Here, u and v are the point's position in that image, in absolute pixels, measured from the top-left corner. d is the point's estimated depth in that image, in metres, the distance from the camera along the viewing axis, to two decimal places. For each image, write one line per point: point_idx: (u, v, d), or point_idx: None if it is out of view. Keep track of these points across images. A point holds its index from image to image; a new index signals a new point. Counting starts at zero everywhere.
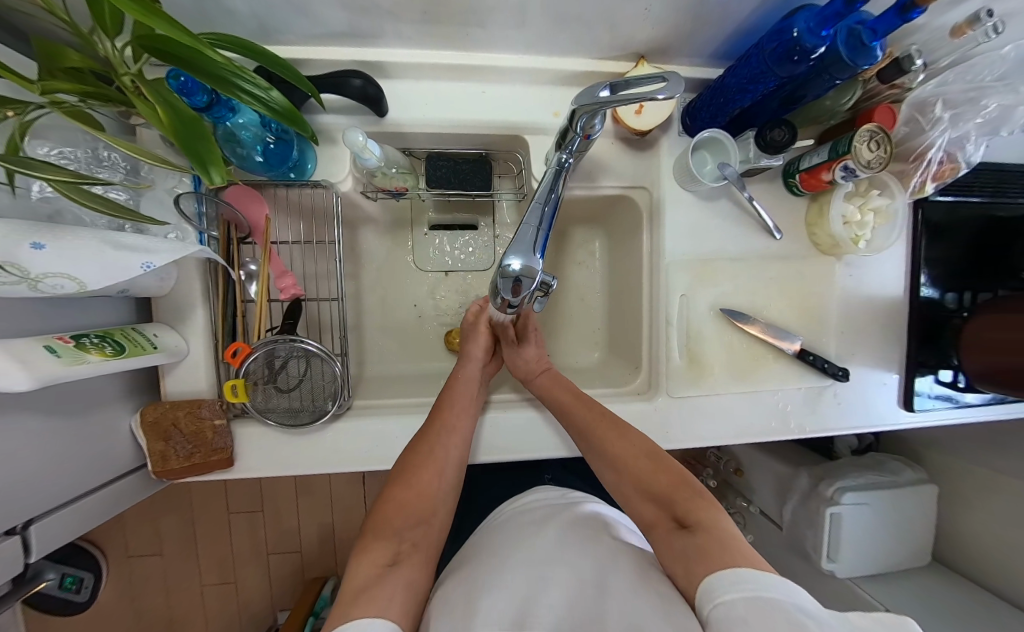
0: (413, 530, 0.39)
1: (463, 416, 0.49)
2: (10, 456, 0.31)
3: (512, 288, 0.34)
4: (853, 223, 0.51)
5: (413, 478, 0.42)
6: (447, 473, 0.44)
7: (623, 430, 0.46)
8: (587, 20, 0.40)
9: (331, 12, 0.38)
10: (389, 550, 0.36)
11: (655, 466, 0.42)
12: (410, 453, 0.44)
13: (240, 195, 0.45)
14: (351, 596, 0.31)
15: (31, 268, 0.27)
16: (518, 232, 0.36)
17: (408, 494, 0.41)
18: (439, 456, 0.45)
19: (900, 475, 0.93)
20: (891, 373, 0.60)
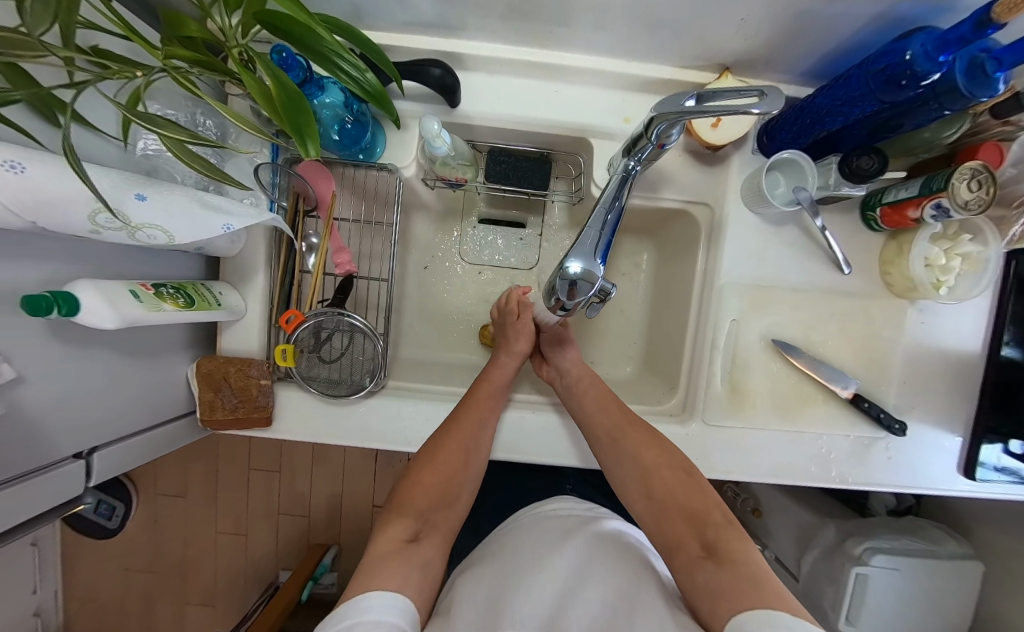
0: (436, 513, 0.40)
1: (495, 411, 0.49)
2: (87, 387, 0.34)
3: (569, 290, 0.34)
4: (937, 267, 0.47)
5: (438, 462, 0.43)
6: (471, 467, 0.45)
7: (657, 447, 0.45)
8: (677, 27, 0.39)
9: (424, 3, 0.39)
10: (411, 527, 0.37)
11: (687, 489, 0.41)
12: (440, 437, 0.45)
13: (312, 170, 0.47)
14: (372, 564, 0.32)
15: (132, 217, 0.29)
16: (581, 235, 0.35)
17: (435, 477, 0.42)
18: (468, 445, 0.45)
19: (941, 546, 0.86)
20: (953, 435, 0.55)
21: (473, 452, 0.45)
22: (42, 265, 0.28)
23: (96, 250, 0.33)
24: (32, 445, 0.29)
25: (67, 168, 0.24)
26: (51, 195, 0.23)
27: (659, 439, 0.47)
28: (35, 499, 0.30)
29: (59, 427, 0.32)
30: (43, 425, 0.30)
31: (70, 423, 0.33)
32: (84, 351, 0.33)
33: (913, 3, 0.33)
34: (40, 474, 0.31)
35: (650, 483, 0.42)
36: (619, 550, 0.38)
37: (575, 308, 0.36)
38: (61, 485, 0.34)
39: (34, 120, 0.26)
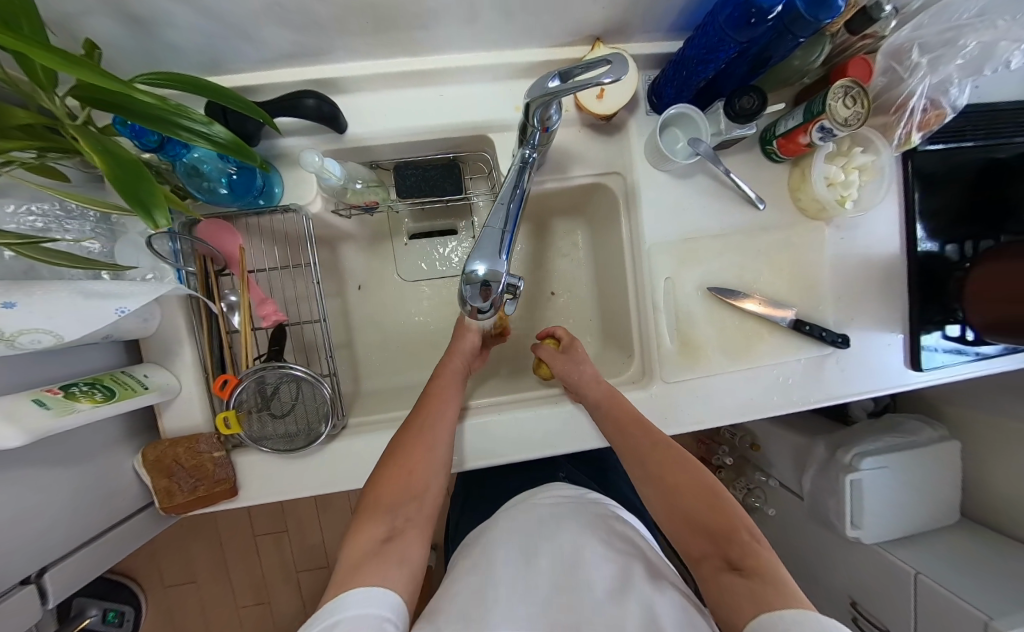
0: (406, 506, 0.39)
1: (450, 399, 0.49)
2: (13, 512, 0.32)
3: (481, 293, 0.33)
4: (838, 183, 0.49)
5: (401, 456, 0.42)
6: (437, 454, 0.44)
7: (677, 454, 0.41)
8: (535, 10, 0.39)
9: (278, 35, 0.38)
10: (384, 526, 0.36)
11: (713, 502, 0.37)
12: (401, 437, 0.44)
13: (213, 229, 0.46)
14: (348, 571, 0.31)
15: (5, 327, 0.27)
16: (484, 235, 0.35)
17: (403, 471, 0.41)
18: (428, 437, 0.44)
19: (920, 434, 0.91)
20: (895, 333, 0.58)
21: (435, 442, 0.44)
22: None
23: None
24: None
25: None
26: None
27: (679, 453, 0.42)
28: None
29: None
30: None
31: (5, 553, 0.31)
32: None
33: None
34: None
35: (673, 495, 0.39)
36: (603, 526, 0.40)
37: (494, 309, 0.36)
38: (13, 617, 0.32)
39: None
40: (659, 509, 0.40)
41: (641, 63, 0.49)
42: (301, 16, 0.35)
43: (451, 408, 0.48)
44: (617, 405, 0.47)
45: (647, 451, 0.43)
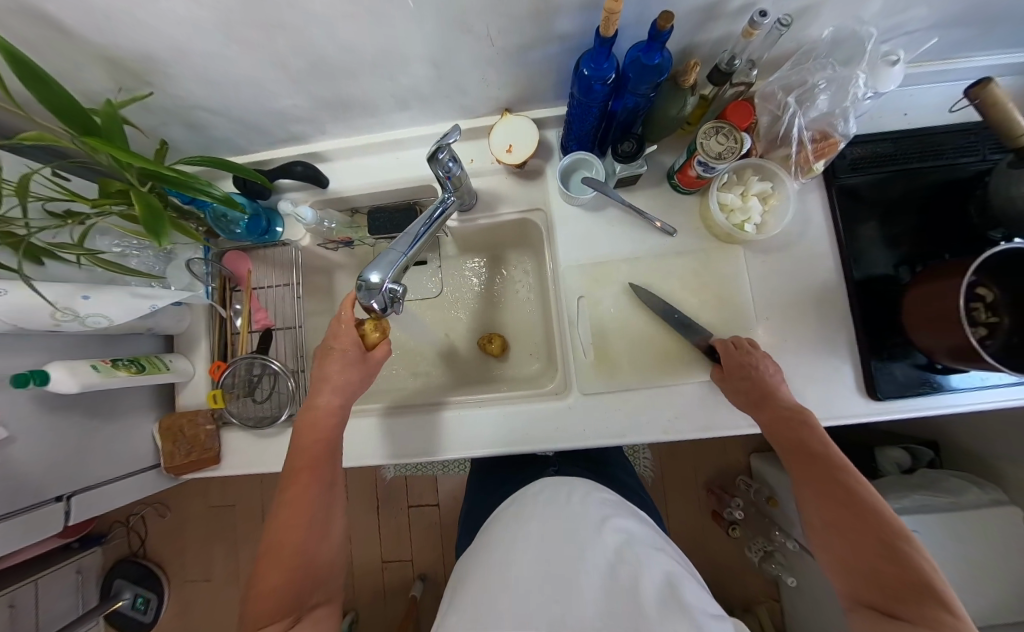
0: (305, 593, 0.38)
1: (335, 467, 0.46)
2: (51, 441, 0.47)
3: (371, 295, 0.42)
4: (735, 210, 0.53)
5: (287, 544, 0.39)
6: (328, 529, 0.43)
7: (831, 472, 0.38)
8: (450, 97, 0.54)
9: (278, 128, 0.57)
10: (290, 625, 0.35)
11: (869, 535, 0.32)
12: (279, 520, 0.40)
13: (233, 257, 0.64)
14: None
15: (80, 310, 0.44)
16: (385, 254, 0.45)
17: (297, 559, 0.38)
18: (314, 513, 0.42)
19: (962, 496, 0.76)
20: (844, 360, 0.55)
21: (322, 522, 0.42)
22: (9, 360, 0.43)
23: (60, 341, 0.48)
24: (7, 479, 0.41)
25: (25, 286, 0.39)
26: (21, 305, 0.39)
27: (833, 481, 0.37)
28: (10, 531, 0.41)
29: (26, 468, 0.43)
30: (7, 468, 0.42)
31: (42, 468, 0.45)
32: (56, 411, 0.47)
33: (582, 37, 0.45)
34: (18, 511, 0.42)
35: (822, 515, 0.36)
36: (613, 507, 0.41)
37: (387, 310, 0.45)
38: (44, 519, 0.45)
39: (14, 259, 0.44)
40: (812, 532, 0.38)
41: (551, 124, 0.61)
42: (287, 115, 0.54)
43: (338, 471, 0.46)
44: (794, 425, 0.42)
45: (817, 467, 0.39)
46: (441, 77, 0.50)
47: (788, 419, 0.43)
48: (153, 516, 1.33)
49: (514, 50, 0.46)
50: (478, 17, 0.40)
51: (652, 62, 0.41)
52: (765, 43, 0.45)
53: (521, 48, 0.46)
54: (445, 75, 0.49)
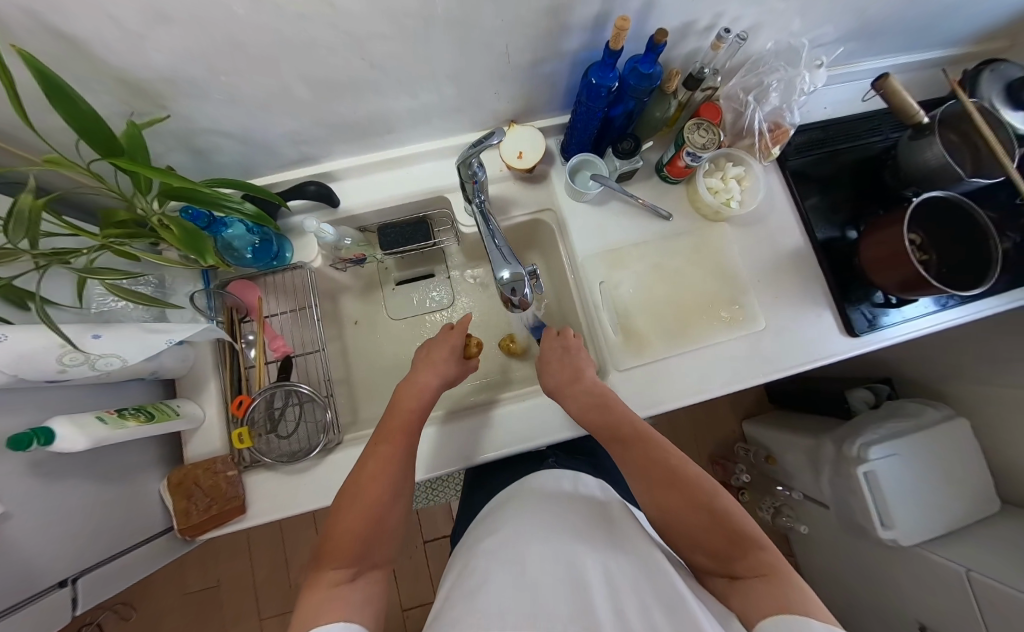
0: (370, 546, 0.37)
1: (415, 439, 0.48)
2: (54, 510, 0.40)
3: (513, 290, 0.52)
4: (721, 191, 0.62)
5: (368, 491, 0.40)
6: (402, 491, 0.42)
7: (639, 449, 0.43)
8: (460, 110, 0.59)
9: (289, 148, 0.57)
10: (348, 568, 0.35)
11: (697, 504, 0.36)
12: (359, 476, 0.42)
13: (239, 286, 0.60)
14: (306, 615, 0.30)
15: (92, 350, 0.40)
16: (492, 256, 0.53)
17: (365, 505, 0.39)
18: (399, 472, 0.43)
19: (923, 415, 0.89)
20: (825, 309, 0.65)
21: (400, 481, 0.43)
22: (7, 416, 0.37)
23: (53, 393, 0.42)
24: (10, 559, 0.34)
25: (30, 329, 0.35)
26: (28, 350, 0.35)
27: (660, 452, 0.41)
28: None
29: (27, 546, 0.36)
30: (13, 541, 0.35)
31: (43, 544, 0.38)
32: (52, 475, 0.40)
33: (583, 51, 0.52)
34: (20, 607, 0.35)
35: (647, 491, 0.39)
36: (592, 517, 0.40)
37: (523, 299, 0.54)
38: (47, 612, 0.37)
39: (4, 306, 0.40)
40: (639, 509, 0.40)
41: (550, 132, 0.68)
42: (303, 134, 0.55)
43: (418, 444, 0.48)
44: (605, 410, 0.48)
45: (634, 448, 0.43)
46: (455, 90, 0.54)
47: (596, 404, 0.49)
48: (112, 621, 1.10)
49: (524, 64, 0.52)
50: (498, 35, 0.46)
51: (647, 70, 0.48)
52: (729, 52, 0.56)
53: (530, 62, 0.52)
54: (460, 88, 0.54)
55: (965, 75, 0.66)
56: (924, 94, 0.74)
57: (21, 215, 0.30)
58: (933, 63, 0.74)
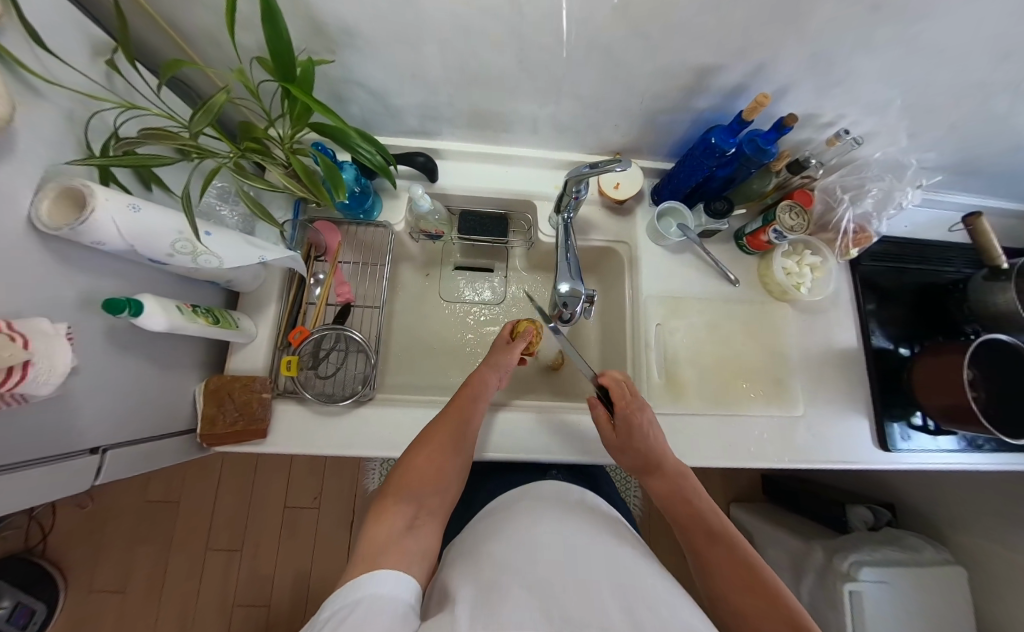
0: (427, 499, 0.42)
1: (478, 412, 0.51)
2: (112, 379, 0.41)
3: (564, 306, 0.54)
4: (793, 273, 0.64)
5: (431, 451, 0.45)
6: (458, 458, 0.47)
7: (719, 545, 0.41)
8: (576, 130, 0.63)
9: (413, 118, 0.61)
10: (409, 513, 0.39)
11: (770, 603, 0.35)
12: (429, 433, 0.47)
13: (324, 226, 0.62)
14: (376, 544, 0.35)
15: (200, 245, 0.43)
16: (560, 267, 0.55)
17: (428, 464, 0.44)
18: (457, 440, 0.47)
19: (922, 552, 0.87)
20: (862, 417, 0.65)
21: (458, 448, 0.47)
22: (102, 278, 0.39)
23: (146, 271, 0.45)
24: (62, 411, 0.36)
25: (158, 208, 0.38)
26: (150, 228, 0.37)
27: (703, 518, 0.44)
28: (45, 483, 0.34)
29: (80, 404, 0.38)
30: (70, 393, 0.36)
31: (93, 406, 0.39)
32: (120, 344, 0.42)
33: (709, 112, 0.55)
34: (55, 460, 0.36)
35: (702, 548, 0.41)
36: (596, 520, 0.42)
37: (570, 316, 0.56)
38: (74, 474, 0.38)
39: (136, 182, 0.43)
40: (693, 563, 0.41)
41: (646, 173, 0.71)
42: (432, 110, 0.59)
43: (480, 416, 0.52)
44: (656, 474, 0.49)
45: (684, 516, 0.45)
46: (580, 113, 0.58)
47: (676, 491, 0.47)
48: (68, 506, 1.09)
49: (650, 108, 0.56)
50: (642, 77, 0.49)
51: (766, 145, 0.51)
52: (839, 151, 0.58)
53: (658, 108, 0.56)
54: (585, 112, 0.58)
55: None
56: (1005, 241, 0.76)
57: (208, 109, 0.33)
58: (1018, 214, 0.76)
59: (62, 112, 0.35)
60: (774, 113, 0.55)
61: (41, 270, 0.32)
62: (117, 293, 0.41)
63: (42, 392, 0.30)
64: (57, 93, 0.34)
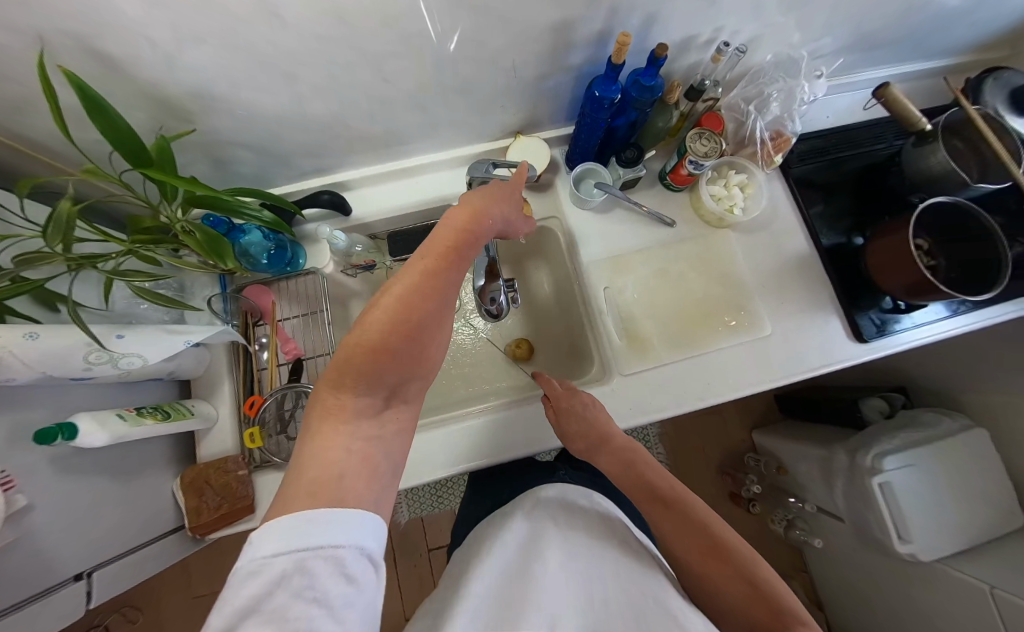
0: (397, 374, 0.27)
1: (467, 263, 0.33)
2: (75, 504, 0.42)
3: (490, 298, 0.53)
4: (723, 198, 0.63)
5: (372, 312, 0.26)
6: (444, 324, 0.30)
7: (679, 516, 0.37)
8: (468, 122, 0.62)
9: (305, 160, 0.60)
10: (372, 399, 0.26)
11: (737, 578, 0.32)
12: (396, 281, 0.27)
13: (255, 290, 0.62)
14: (324, 466, 0.22)
15: (117, 349, 0.43)
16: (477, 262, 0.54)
17: (387, 337, 0.25)
18: (447, 296, 0.30)
19: (939, 425, 0.86)
20: (832, 316, 0.64)
21: (448, 309, 0.30)
22: (29, 413, 0.39)
23: (76, 390, 0.44)
24: (29, 551, 0.36)
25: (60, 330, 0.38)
26: (56, 349, 0.37)
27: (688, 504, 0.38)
28: (38, 622, 0.35)
29: (46, 538, 0.38)
30: (32, 530, 0.37)
31: (63, 535, 0.40)
32: (71, 468, 0.42)
33: (587, 66, 0.54)
34: (41, 598, 0.36)
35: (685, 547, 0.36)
36: (580, 517, 0.40)
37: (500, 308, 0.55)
38: (65, 605, 0.38)
39: (34, 308, 0.43)
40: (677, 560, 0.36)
41: (555, 142, 0.70)
42: (319, 146, 0.58)
43: (474, 261, 0.34)
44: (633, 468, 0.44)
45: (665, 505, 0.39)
46: (463, 105, 0.57)
47: (630, 464, 0.45)
48: (120, 623, 1.11)
49: (528, 79, 0.55)
50: (504, 53, 0.48)
51: (649, 82, 0.50)
52: (728, 64, 0.57)
53: (536, 77, 0.55)
54: (467, 103, 0.57)
55: (968, 84, 0.64)
56: (928, 102, 0.74)
57: (58, 221, 0.33)
58: (934, 71, 0.74)
59: None
60: (648, 47, 0.54)
61: None
62: (53, 419, 0.41)
63: None
64: None
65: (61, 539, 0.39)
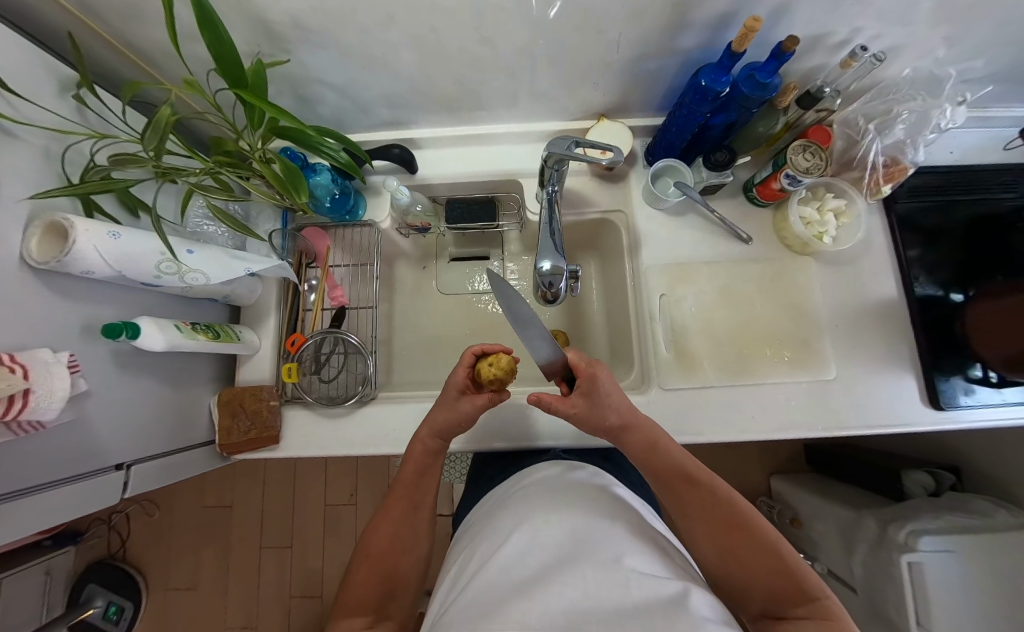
0: (386, 596, 0.39)
1: (428, 493, 0.46)
2: (128, 400, 0.44)
3: (548, 284, 0.51)
4: (814, 222, 0.57)
5: (380, 544, 0.41)
6: (415, 545, 0.43)
7: (704, 494, 0.38)
8: (553, 96, 0.59)
9: (384, 110, 0.60)
10: (366, 617, 0.36)
11: (761, 554, 0.33)
12: (374, 527, 0.43)
13: (313, 233, 0.63)
14: None
15: (184, 263, 0.44)
16: (542, 244, 0.52)
17: (387, 552, 0.41)
18: (401, 533, 0.42)
19: (995, 516, 0.78)
20: (908, 374, 0.58)
21: (410, 540, 0.43)
22: (102, 307, 0.41)
23: (143, 295, 0.47)
24: (83, 433, 0.38)
25: (138, 234, 0.39)
26: (131, 252, 0.38)
27: (713, 487, 0.38)
28: (75, 500, 0.37)
29: (98, 425, 0.40)
30: (88, 414, 0.39)
31: (113, 425, 0.42)
32: (129, 365, 0.44)
33: (697, 51, 0.50)
34: (83, 478, 0.39)
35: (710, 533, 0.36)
36: (597, 497, 0.39)
37: (558, 294, 0.53)
38: (102, 490, 0.41)
39: (120, 210, 0.45)
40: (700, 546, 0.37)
41: (638, 132, 0.66)
42: (400, 98, 0.57)
43: (430, 497, 0.46)
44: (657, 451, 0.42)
45: (689, 487, 0.39)
46: (554, 77, 0.54)
47: (652, 447, 0.42)
48: (139, 515, 1.21)
49: (629, 58, 0.51)
50: (614, 24, 0.45)
51: (766, 80, 0.45)
52: (859, 72, 0.51)
53: (639, 57, 0.51)
54: (558, 75, 0.54)
55: None
56: None
57: (156, 124, 0.33)
58: None
59: (38, 149, 0.36)
60: (771, 40, 0.48)
61: (41, 302, 0.34)
62: (120, 318, 0.43)
63: (52, 417, 0.32)
64: (32, 132, 0.35)
65: (111, 429, 0.42)
